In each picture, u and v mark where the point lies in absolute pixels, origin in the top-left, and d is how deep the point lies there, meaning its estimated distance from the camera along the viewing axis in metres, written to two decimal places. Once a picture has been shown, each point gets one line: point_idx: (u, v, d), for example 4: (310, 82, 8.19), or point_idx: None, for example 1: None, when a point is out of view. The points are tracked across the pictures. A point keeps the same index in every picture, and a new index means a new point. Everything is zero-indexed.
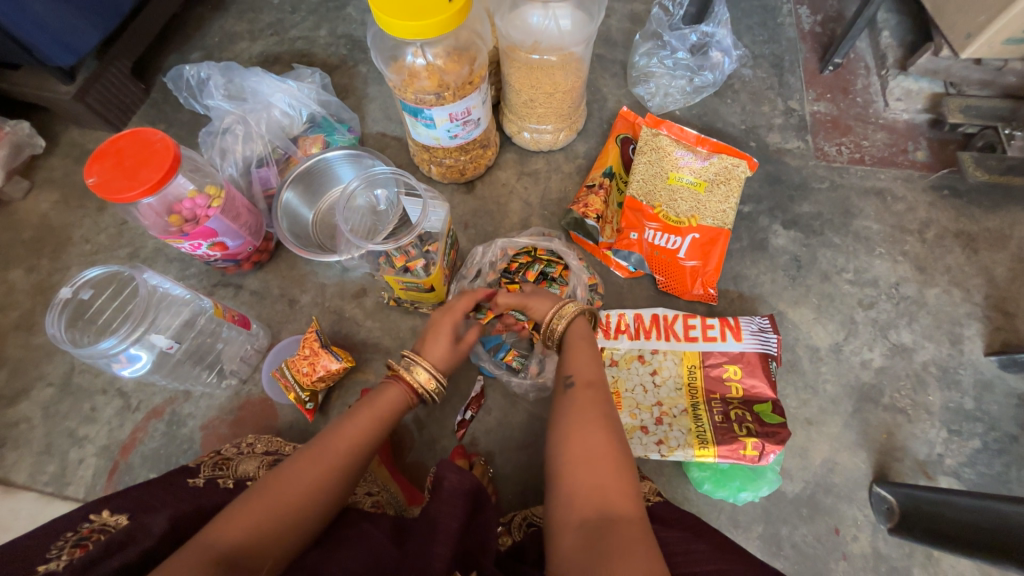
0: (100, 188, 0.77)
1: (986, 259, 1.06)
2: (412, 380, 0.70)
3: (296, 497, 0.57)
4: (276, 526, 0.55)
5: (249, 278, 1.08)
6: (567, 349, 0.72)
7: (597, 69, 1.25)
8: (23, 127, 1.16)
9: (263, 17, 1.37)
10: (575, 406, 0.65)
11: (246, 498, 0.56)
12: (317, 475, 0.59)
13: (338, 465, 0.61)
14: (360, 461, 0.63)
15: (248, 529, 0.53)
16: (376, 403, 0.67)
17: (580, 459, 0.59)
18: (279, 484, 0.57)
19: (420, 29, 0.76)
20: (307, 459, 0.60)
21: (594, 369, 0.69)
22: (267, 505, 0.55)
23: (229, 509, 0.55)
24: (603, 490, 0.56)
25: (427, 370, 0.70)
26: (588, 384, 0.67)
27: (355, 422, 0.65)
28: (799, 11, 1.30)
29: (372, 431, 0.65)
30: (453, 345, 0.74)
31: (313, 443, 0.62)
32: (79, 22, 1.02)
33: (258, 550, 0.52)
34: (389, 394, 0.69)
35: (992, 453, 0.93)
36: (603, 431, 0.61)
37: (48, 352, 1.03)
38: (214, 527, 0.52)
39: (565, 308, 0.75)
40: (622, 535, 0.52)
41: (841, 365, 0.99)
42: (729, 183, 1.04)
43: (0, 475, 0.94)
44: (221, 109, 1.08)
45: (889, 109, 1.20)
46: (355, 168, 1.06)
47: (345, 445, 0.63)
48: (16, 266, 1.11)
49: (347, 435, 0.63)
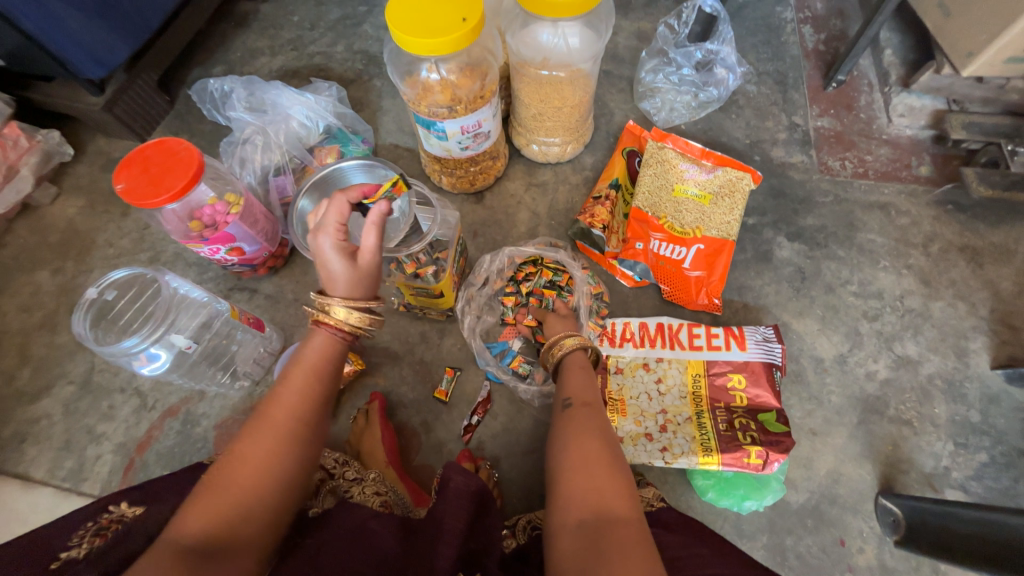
0: (128, 194, 0.81)
1: (991, 273, 1.07)
2: (336, 321, 0.64)
3: (249, 477, 0.55)
4: (234, 506, 0.53)
5: (264, 282, 1.11)
6: (565, 372, 0.77)
7: (604, 85, 1.29)
8: (53, 135, 1.22)
9: (283, 34, 1.43)
10: (572, 419, 0.68)
11: (202, 488, 0.54)
12: (265, 450, 0.56)
13: (285, 432, 0.58)
14: (307, 419, 0.60)
15: (209, 518, 0.52)
16: (306, 360, 0.63)
17: (579, 465, 0.61)
18: (229, 467, 0.55)
19: (435, 45, 0.79)
20: (249, 435, 0.57)
21: (592, 389, 0.73)
22: (224, 488, 0.54)
23: (188, 501, 0.53)
24: (601, 492, 0.58)
25: (345, 307, 0.64)
26: (585, 401, 0.70)
27: (290, 386, 0.61)
28: (803, 30, 1.34)
29: (310, 390, 0.61)
30: (350, 264, 0.65)
31: (253, 418, 0.59)
32: (110, 37, 1.08)
33: (228, 534, 0.52)
34: (316, 343, 0.64)
35: (999, 467, 0.93)
36: (599, 438, 0.64)
37: (70, 352, 1.07)
38: (178, 521, 0.51)
39: (566, 338, 0.79)
40: (621, 534, 0.53)
41: (846, 377, 0.99)
42: (733, 195, 1.06)
43: (20, 469, 0.97)
44: (243, 120, 1.13)
45: (892, 125, 1.22)
46: (369, 179, 1.09)
47: (285, 410, 0.59)
48: (42, 268, 1.15)
49: (285, 400, 0.60)
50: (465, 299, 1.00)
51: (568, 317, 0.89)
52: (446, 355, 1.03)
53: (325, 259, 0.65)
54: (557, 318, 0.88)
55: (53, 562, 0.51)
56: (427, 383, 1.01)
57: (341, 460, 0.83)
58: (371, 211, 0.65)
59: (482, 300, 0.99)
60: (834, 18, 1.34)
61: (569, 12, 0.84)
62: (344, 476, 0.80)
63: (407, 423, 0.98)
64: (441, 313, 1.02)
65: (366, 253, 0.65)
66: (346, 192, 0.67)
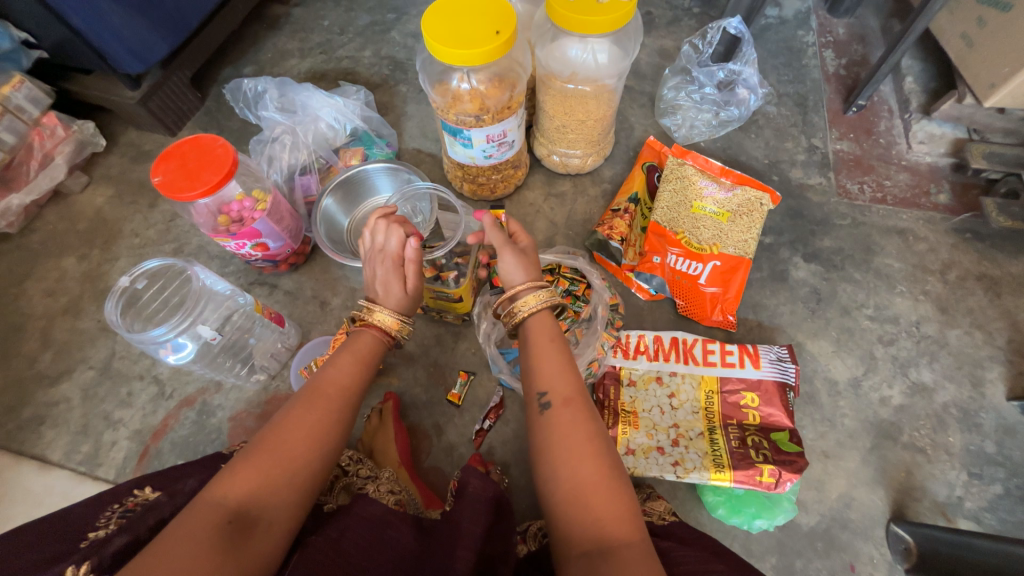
0: (164, 187, 0.84)
1: (1009, 303, 1.07)
2: (379, 324, 0.72)
3: (297, 444, 0.58)
4: (281, 473, 0.56)
5: (284, 278, 1.13)
6: (536, 349, 0.69)
7: (626, 100, 1.31)
8: (88, 126, 1.25)
9: (313, 37, 1.46)
10: (556, 427, 0.62)
11: (250, 451, 0.57)
12: (315, 422, 0.61)
13: (334, 409, 0.63)
14: (353, 400, 0.66)
15: (256, 480, 0.55)
16: (355, 348, 0.70)
17: (578, 491, 0.58)
18: (278, 433, 0.59)
19: (468, 56, 0.81)
20: (299, 407, 0.61)
21: (566, 378, 0.65)
22: (270, 453, 0.57)
23: (234, 464, 0.56)
24: (599, 521, 0.56)
25: (389, 313, 0.72)
26: (564, 400, 0.64)
27: (340, 368, 0.67)
28: (824, 54, 1.35)
29: (357, 375, 0.68)
30: (387, 279, 0.73)
31: (302, 393, 0.64)
32: (151, 35, 1.11)
33: (268, 500, 0.55)
34: (362, 340, 0.71)
35: (1014, 500, 0.92)
36: (591, 455, 0.60)
37: (92, 337, 1.09)
38: (223, 481, 0.54)
39: (528, 296, 0.70)
40: (623, 560, 0.52)
41: (859, 401, 0.99)
42: (752, 214, 1.07)
43: (38, 451, 0.99)
44: (273, 119, 1.15)
45: (912, 152, 1.23)
46: (393, 181, 1.09)
47: (335, 389, 0.65)
48: (69, 254, 1.18)
49: (336, 379, 0.66)
50: (482, 303, 0.97)
51: (528, 251, 0.76)
52: (460, 359, 1.04)
53: (372, 275, 0.74)
54: (513, 254, 0.74)
55: (83, 541, 0.54)
56: (441, 386, 1.02)
57: (355, 457, 0.84)
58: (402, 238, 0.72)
59: None
60: (855, 43, 1.36)
61: (599, 29, 0.86)
62: (358, 474, 0.81)
63: (419, 424, 0.99)
64: (457, 317, 1.03)
65: (398, 269, 0.73)
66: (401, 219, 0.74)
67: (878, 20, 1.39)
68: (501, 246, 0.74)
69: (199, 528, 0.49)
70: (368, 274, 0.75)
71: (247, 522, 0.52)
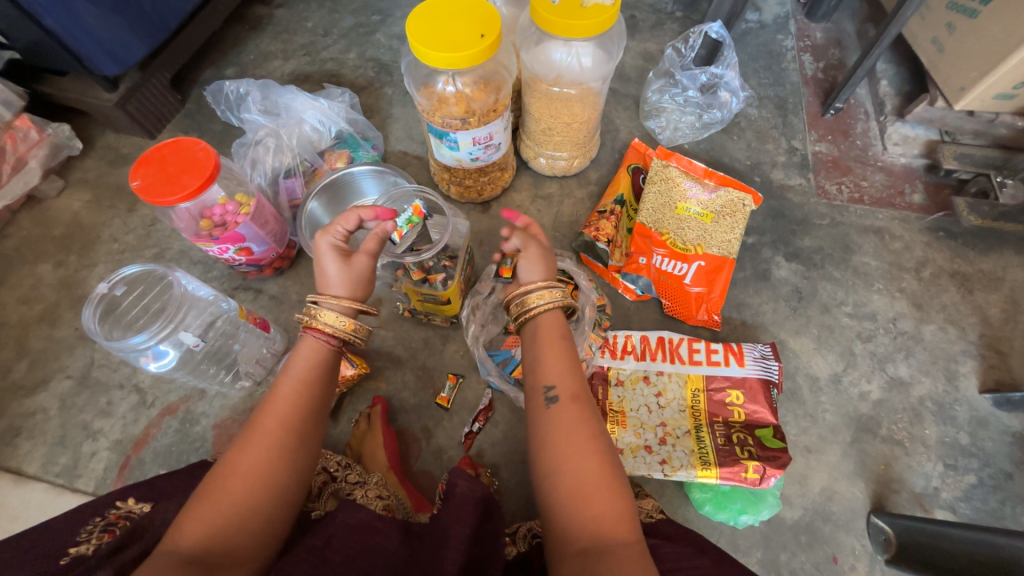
0: (143, 191, 0.82)
1: (981, 299, 1.11)
2: (325, 325, 0.68)
3: (238, 487, 0.58)
4: (231, 517, 0.56)
5: (269, 283, 1.12)
6: (549, 343, 0.68)
7: (611, 102, 1.32)
8: (63, 129, 1.22)
9: (296, 39, 1.45)
10: (557, 424, 0.63)
11: (195, 501, 0.57)
12: (254, 460, 0.60)
13: (275, 443, 0.61)
14: (300, 428, 0.64)
15: (204, 529, 0.54)
16: (293, 369, 0.67)
17: (577, 489, 0.58)
18: (221, 479, 0.58)
19: (453, 59, 0.81)
20: (243, 449, 0.61)
21: (572, 374, 0.66)
22: (216, 499, 0.56)
23: (183, 514, 0.56)
24: (597, 518, 0.57)
25: (332, 308, 0.69)
26: (571, 396, 0.64)
27: (280, 397, 0.64)
28: (802, 58, 1.38)
29: (299, 399, 0.65)
30: (349, 266, 0.71)
31: (244, 432, 0.62)
32: (129, 36, 1.09)
33: (223, 543, 0.54)
34: (306, 349, 0.68)
35: (987, 489, 0.95)
36: (590, 454, 0.60)
37: (69, 346, 1.06)
38: (174, 533, 0.54)
39: (547, 291, 0.70)
40: (621, 558, 0.53)
41: (840, 396, 1.02)
42: (735, 215, 1.09)
43: (14, 464, 0.96)
44: (256, 122, 1.14)
45: (887, 153, 1.26)
46: (379, 184, 1.08)
47: (276, 422, 0.63)
48: (45, 261, 1.15)
49: (275, 410, 0.63)
50: (470, 306, 0.98)
51: (549, 250, 0.76)
52: (449, 362, 1.04)
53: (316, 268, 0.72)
54: (538, 249, 0.74)
55: (64, 558, 0.52)
56: (429, 389, 1.02)
57: (343, 463, 0.84)
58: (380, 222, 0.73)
59: (487, 309, 0.96)
60: (832, 47, 1.40)
61: (584, 33, 0.87)
62: (347, 479, 0.81)
63: (408, 428, 0.98)
64: (445, 320, 1.03)
65: (364, 258, 0.73)
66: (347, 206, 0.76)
67: (853, 25, 1.43)
68: (524, 243, 0.74)
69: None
70: (325, 252, 0.71)
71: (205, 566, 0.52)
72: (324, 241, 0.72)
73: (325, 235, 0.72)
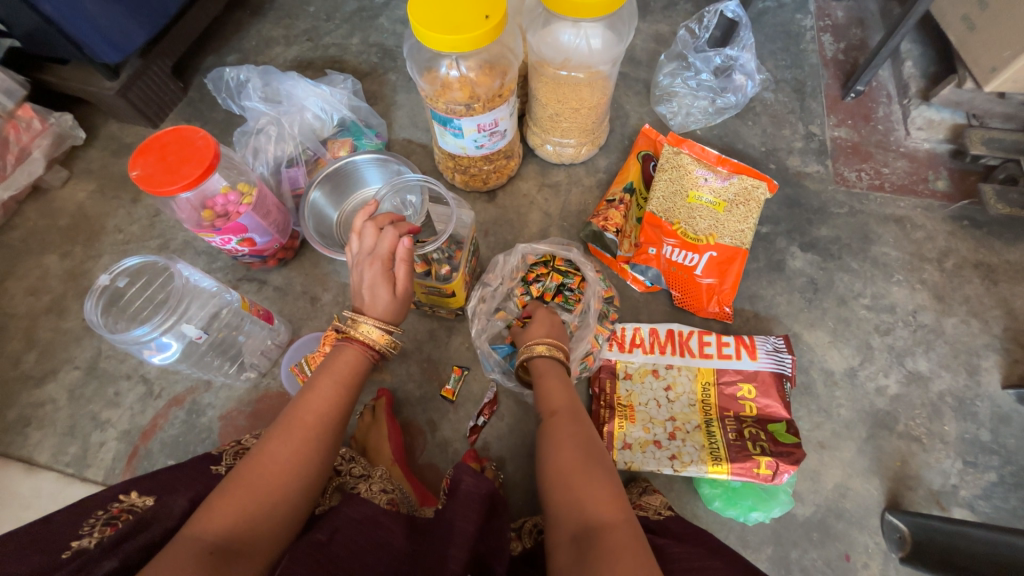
0: (144, 180, 0.81)
1: (1006, 291, 1.06)
2: (365, 338, 0.71)
3: (273, 479, 0.59)
4: (261, 505, 0.57)
5: (273, 274, 1.11)
6: (543, 382, 0.78)
7: (621, 87, 1.28)
8: (67, 119, 1.21)
9: (299, 24, 1.42)
10: (555, 433, 0.68)
11: (224, 489, 0.57)
12: (291, 453, 0.61)
13: (313, 438, 0.63)
14: (333, 427, 0.66)
15: (234, 515, 0.54)
16: (334, 369, 0.69)
17: (560, 477, 0.61)
18: (255, 468, 0.59)
19: (457, 42, 0.78)
20: (281, 439, 0.62)
21: (561, 396, 0.74)
22: (249, 486, 0.57)
23: (211, 501, 0.56)
24: (592, 500, 0.57)
25: (375, 326, 0.70)
26: (552, 413, 0.72)
27: (319, 394, 0.67)
28: (822, 39, 1.32)
29: (337, 398, 0.67)
30: (389, 291, 0.70)
31: (280, 423, 0.64)
32: (129, 24, 1.08)
33: (248, 533, 0.54)
34: (344, 357, 0.70)
35: (1008, 487, 0.92)
36: (573, 447, 0.64)
37: (77, 336, 1.06)
38: (199, 521, 0.53)
39: (539, 346, 0.80)
40: (613, 538, 0.52)
41: (856, 391, 0.99)
42: (748, 204, 1.04)
43: (25, 453, 0.97)
44: (258, 110, 1.12)
45: (910, 138, 1.21)
46: (382, 173, 1.04)
47: (312, 417, 0.65)
48: (51, 252, 1.15)
49: (315, 407, 0.65)
50: (476, 298, 0.95)
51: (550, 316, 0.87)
52: (454, 354, 1.02)
53: (359, 279, 0.71)
54: (544, 313, 0.88)
55: (65, 551, 0.53)
56: (435, 381, 1.01)
57: (348, 456, 0.82)
58: (400, 244, 0.70)
59: (495, 302, 0.95)
60: (853, 27, 1.33)
61: (593, 13, 0.83)
62: (351, 473, 0.79)
63: (412, 420, 0.98)
64: (450, 312, 1.01)
65: (400, 280, 0.71)
66: (375, 219, 0.72)
67: (877, 3, 1.36)
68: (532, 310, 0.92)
69: (181, 562, 0.47)
70: (368, 280, 0.70)
71: (230, 554, 0.51)
72: (371, 270, 0.70)
73: (371, 264, 0.70)
